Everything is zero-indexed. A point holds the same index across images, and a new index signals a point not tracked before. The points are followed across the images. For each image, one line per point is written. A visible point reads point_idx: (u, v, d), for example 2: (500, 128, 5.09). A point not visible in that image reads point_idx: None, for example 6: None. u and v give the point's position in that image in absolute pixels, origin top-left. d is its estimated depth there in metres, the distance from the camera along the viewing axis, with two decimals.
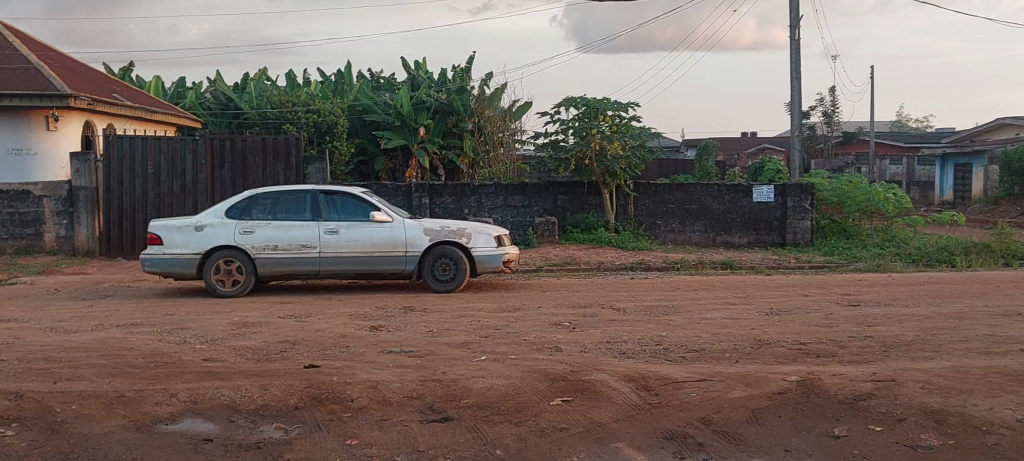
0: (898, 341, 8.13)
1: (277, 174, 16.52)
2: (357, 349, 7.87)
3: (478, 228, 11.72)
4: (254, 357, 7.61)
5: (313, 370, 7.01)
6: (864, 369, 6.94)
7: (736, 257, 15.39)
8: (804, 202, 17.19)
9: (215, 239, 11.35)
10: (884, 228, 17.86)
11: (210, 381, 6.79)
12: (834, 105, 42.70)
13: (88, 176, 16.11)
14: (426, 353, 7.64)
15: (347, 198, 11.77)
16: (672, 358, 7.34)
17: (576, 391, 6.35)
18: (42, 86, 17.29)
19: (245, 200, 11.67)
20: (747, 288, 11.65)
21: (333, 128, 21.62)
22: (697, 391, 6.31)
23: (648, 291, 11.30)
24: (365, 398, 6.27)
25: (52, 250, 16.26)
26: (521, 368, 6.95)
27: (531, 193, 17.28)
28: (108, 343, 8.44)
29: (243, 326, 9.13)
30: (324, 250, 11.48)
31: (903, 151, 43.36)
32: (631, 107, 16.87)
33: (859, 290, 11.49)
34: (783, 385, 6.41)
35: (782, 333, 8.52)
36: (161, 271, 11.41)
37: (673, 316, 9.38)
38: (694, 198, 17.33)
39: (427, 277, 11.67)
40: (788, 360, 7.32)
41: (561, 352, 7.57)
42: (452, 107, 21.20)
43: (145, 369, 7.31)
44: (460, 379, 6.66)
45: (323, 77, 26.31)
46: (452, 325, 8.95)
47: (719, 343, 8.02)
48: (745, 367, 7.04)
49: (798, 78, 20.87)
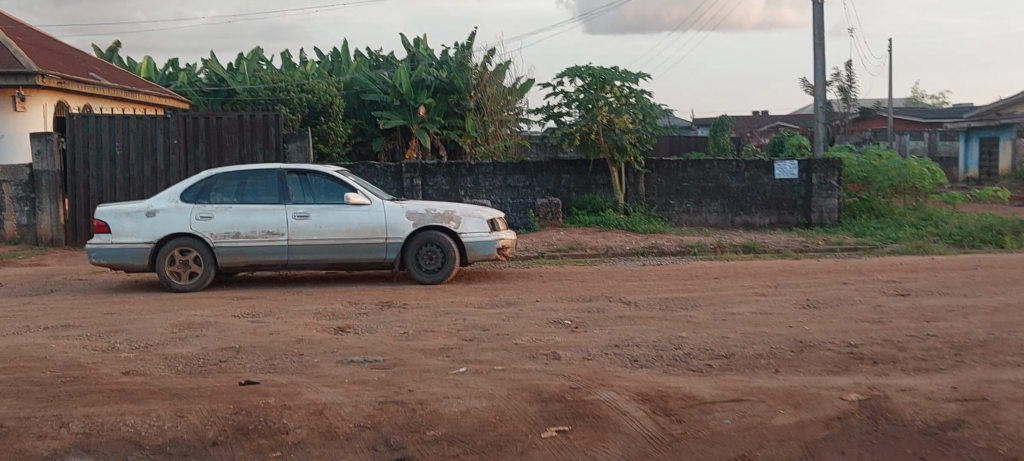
0: (969, 341, 6.72)
1: (256, 154, 15.07)
2: (312, 359, 6.51)
3: (470, 211, 10.32)
4: (184, 372, 6.25)
5: (248, 391, 5.66)
6: (940, 382, 5.54)
7: (758, 239, 13.91)
8: (830, 179, 15.74)
9: (169, 225, 9.99)
10: (918, 206, 16.33)
11: (118, 405, 5.42)
12: (851, 80, 40.53)
13: (51, 158, 14.70)
14: (394, 363, 6.26)
15: (321, 178, 10.36)
16: (695, 368, 5.91)
17: (576, 417, 4.96)
18: (5, 64, 16.03)
19: (204, 180, 10.30)
20: (777, 275, 10.20)
21: (328, 107, 20.18)
22: (730, 416, 4.91)
23: (663, 280, 9.87)
24: (308, 432, 4.95)
25: (13, 240, 14.85)
26: (507, 385, 5.54)
27: (532, 173, 15.82)
28: (21, 351, 7.04)
29: (185, 330, 7.74)
30: (293, 237, 10.11)
31: (923, 127, 41.31)
32: (641, 77, 15.32)
33: (905, 277, 10.02)
34: (843, 407, 5.03)
35: (826, 332, 7.10)
36: (110, 264, 10.06)
37: (693, 311, 7.94)
38: (710, 175, 15.85)
39: (411, 267, 10.27)
40: (840, 370, 5.93)
41: (558, 361, 6.16)
42: (454, 85, 19.68)
43: (44, 386, 5.92)
44: (430, 401, 5.27)
45: (320, 56, 25.00)
46: (431, 326, 7.55)
47: (752, 345, 6.58)
48: (787, 380, 5.62)
49: (821, 45, 19.28)
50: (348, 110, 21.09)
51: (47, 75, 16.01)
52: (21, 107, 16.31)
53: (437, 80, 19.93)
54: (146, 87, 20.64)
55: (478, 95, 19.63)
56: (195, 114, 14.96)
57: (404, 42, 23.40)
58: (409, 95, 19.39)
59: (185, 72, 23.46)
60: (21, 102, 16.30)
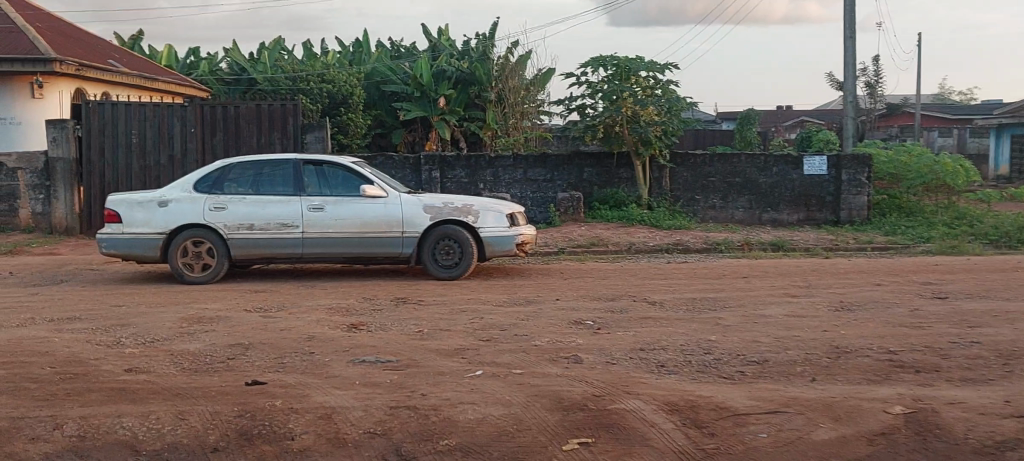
0: (1018, 349, 6.33)
1: (273, 143, 14.81)
2: (323, 358, 6.21)
3: (488, 205, 10.01)
4: (189, 370, 5.98)
5: (254, 392, 5.38)
6: (991, 394, 5.17)
7: (786, 237, 13.49)
8: (860, 176, 15.29)
9: (182, 216, 9.73)
10: (951, 204, 15.80)
11: (116, 406, 5.16)
12: (878, 75, 39.76)
13: (67, 145, 14.50)
14: (407, 364, 5.97)
15: (337, 170, 10.06)
16: (726, 375, 5.57)
17: (600, 428, 4.64)
18: (23, 49, 15.87)
19: (218, 170, 10.04)
20: (808, 275, 9.81)
21: (349, 98, 19.93)
22: (767, 431, 4.58)
23: (690, 278, 9.51)
24: (314, 438, 4.67)
25: (28, 229, 14.67)
26: (526, 390, 5.22)
27: (554, 166, 15.48)
28: (23, 344, 6.80)
29: (193, 325, 7.48)
30: (308, 229, 9.83)
31: (952, 124, 40.47)
32: (667, 68, 14.92)
33: (943, 279, 9.59)
34: (888, 420, 4.68)
35: (863, 337, 6.72)
36: (121, 254, 9.83)
37: (722, 312, 7.59)
38: (737, 170, 15.44)
39: (428, 261, 9.97)
40: (881, 379, 5.57)
41: (580, 365, 5.83)
42: (475, 76, 19.33)
43: (42, 384, 5.67)
44: (445, 407, 4.97)
45: (342, 46, 24.77)
46: (448, 325, 7.25)
47: (785, 351, 6.22)
48: (826, 390, 5.26)
49: (852, 38, 18.77)
50: (368, 100, 20.79)
51: (64, 62, 15.82)
52: (38, 94, 16.17)
53: (459, 72, 19.66)
54: (165, 75, 20.46)
55: (499, 87, 19.30)
56: (212, 103, 14.73)
57: (426, 32, 23.10)
58: (429, 86, 19.00)
59: (206, 61, 23.33)
60: (39, 88, 16.17)
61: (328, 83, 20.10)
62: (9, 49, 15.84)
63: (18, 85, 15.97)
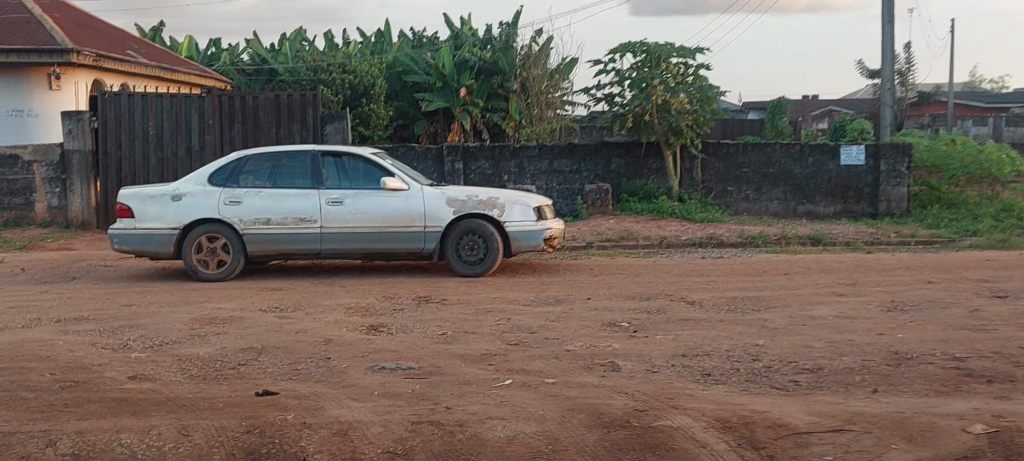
0: None
1: (292, 135, 14.41)
2: (340, 364, 5.79)
3: (514, 198, 9.53)
4: (197, 377, 5.57)
5: (264, 404, 4.95)
6: None
7: (825, 231, 12.93)
8: (899, 166, 14.65)
9: (195, 210, 9.34)
10: (995, 195, 15.10)
11: (116, 419, 4.75)
12: (910, 64, 38.80)
13: (82, 137, 14.19)
14: (430, 371, 5.52)
15: (357, 161, 9.62)
16: (779, 385, 5.07)
17: (645, 449, 4.18)
18: (40, 40, 15.55)
19: (233, 162, 9.63)
20: (854, 272, 9.25)
21: (370, 89, 19.50)
22: (832, 453, 4.10)
23: (728, 275, 8.99)
24: (327, 458, 4.23)
25: (45, 223, 14.39)
26: (560, 404, 4.76)
27: (581, 157, 14.98)
28: (25, 348, 6.42)
29: (204, 327, 7.06)
30: (326, 224, 9.41)
31: (987, 113, 39.42)
32: (698, 53, 14.35)
33: (999, 276, 9.00)
34: (967, 443, 4.17)
35: (924, 341, 6.19)
36: (133, 251, 9.46)
37: (766, 313, 7.07)
38: (771, 160, 14.87)
39: (451, 258, 9.52)
40: (952, 390, 5.05)
41: (618, 373, 5.36)
42: (498, 66, 18.84)
43: (40, 393, 5.27)
44: (473, 422, 4.52)
45: (363, 37, 24.37)
46: (473, 327, 6.79)
47: (841, 358, 5.71)
48: (893, 403, 4.76)
49: (891, 22, 18.05)
50: (390, 92, 20.36)
51: (82, 52, 15.49)
52: (56, 86, 15.85)
53: (481, 61, 19.17)
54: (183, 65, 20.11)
55: (523, 76, 18.79)
56: (230, 94, 14.34)
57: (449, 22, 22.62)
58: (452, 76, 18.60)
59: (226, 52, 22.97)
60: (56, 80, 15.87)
61: (349, 73, 19.69)
62: (26, 40, 15.52)
63: (35, 76, 15.66)
